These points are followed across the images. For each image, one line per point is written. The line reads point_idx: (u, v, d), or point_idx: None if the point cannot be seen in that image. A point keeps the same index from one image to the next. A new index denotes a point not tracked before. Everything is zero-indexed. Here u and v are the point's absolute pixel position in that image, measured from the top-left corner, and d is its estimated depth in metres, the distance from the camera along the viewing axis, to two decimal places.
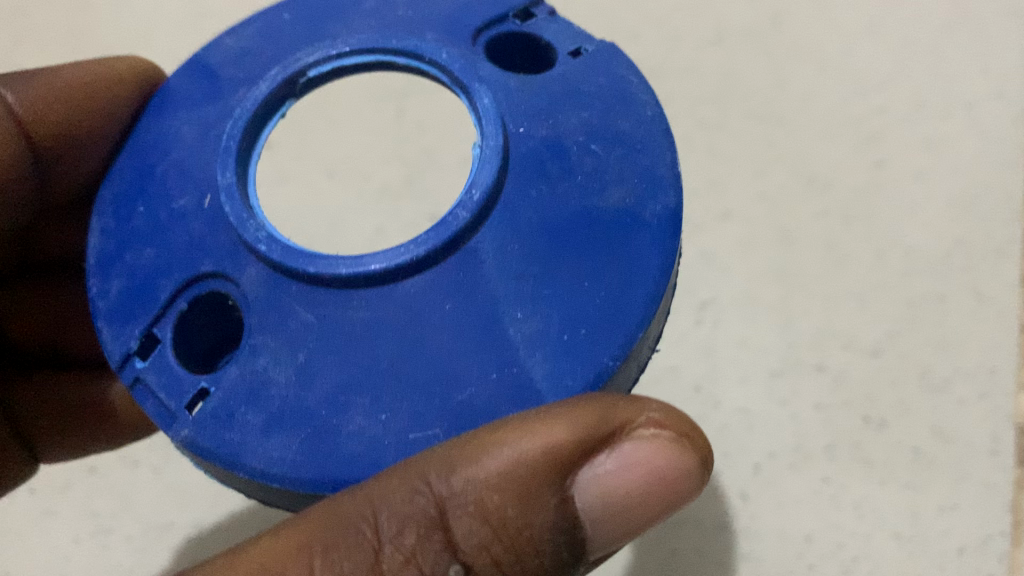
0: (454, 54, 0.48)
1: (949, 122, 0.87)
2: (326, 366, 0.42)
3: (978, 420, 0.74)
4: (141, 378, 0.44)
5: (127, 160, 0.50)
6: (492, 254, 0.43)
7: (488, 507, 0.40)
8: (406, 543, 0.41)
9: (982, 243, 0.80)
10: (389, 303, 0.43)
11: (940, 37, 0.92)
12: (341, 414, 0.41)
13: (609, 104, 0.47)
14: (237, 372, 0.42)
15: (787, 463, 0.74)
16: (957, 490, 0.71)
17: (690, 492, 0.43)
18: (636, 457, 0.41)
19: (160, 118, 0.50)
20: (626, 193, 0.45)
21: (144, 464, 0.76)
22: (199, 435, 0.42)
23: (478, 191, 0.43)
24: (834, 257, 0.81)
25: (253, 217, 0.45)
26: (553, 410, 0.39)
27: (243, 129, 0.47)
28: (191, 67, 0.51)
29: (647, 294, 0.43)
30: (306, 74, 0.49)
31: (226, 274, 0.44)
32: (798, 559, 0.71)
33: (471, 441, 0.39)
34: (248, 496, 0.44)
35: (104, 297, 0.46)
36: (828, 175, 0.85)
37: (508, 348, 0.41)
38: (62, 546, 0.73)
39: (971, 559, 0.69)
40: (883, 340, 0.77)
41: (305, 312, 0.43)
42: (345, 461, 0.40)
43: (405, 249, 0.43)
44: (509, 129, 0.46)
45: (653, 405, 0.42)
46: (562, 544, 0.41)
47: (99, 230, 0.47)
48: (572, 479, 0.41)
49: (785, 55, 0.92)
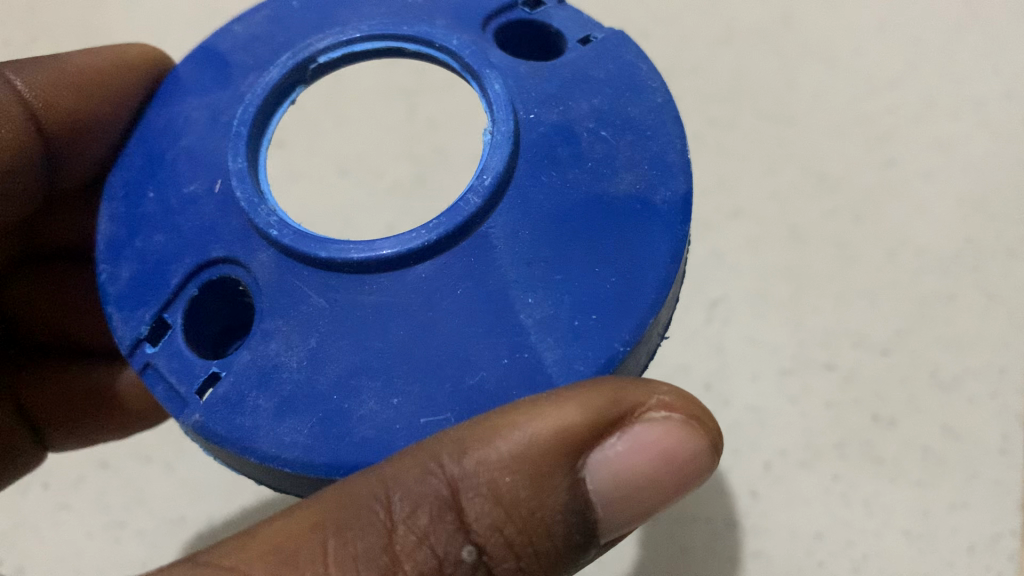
0: (464, 41, 0.49)
1: (959, 123, 0.87)
2: (336, 350, 0.42)
3: (987, 419, 0.73)
4: (151, 363, 0.44)
5: (137, 146, 0.50)
6: (503, 239, 0.43)
7: (501, 489, 0.40)
8: (419, 524, 0.41)
9: (992, 243, 0.80)
10: (400, 288, 0.43)
11: (952, 37, 0.92)
12: (353, 399, 0.41)
13: (619, 90, 0.48)
14: (249, 356, 0.43)
15: (797, 460, 0.74)
16: (966, 488, 0.71)
17: (699, 473, 0.43)
18: (647, 439, 0.41)
19: (170, 104, 0.50)
20: (636, 178, 0.45)
21: (158, 459, 0.77)
22: (210, 419, 0.42)
23: (489, 176, 0.43)
24: (845, 255, 0.81)
25: (264, 202, 0.45)
26: (565, 391, 0.39)
27: (253, 116, 0.48)
28: (199, 55, 0.51)
29: (658, 278, 0.43)
30: (316, 61, 0.50)
31: (237, 259, 0.45)
32: (809, 556, 0.71)
33: (484, 423, 0.39)
34: (258, 480, 0.44)
35: (114, 282, 0.46)
36: (838, 175, 0.85)
37: (520, 332, 0.41)
38: (76, 540, 0.74)
39: (981, 557, 0.69)
40: (894, 338, 0.77)
41: (317, 297, 0.43)
42: (358, 444, 0.40)
43: (416, 234, 0.43)
44: (520, 116, 0.46)
45: (663, 387, 0.42)
46: (574, 525, 0.41)
47: (108, 216, 0.48)
48: (584, 461, 0.41)
49: (796, 55, 0.92)
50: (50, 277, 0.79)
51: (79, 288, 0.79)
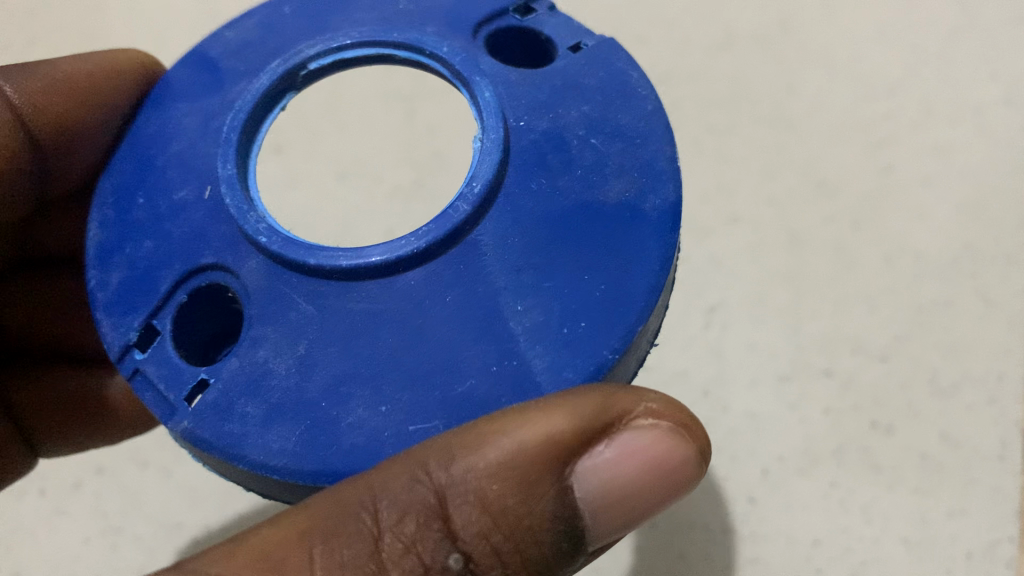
0: (455, 48, 0.49)
1: (957, 129, 0.87)
2: (325, 358, 0.42)
3: (985, 426, 0.73)
4: (140, 369, 0.44)
5: (127, 152, 0.50)
6: (493, 246, 0.43)
7: (489, 496, 0.40)
8: (407, 531, 0.40)
9: (991, 249, 0.80)
10: (389, 295, 0.43)
11: (951, 43, 0.92)
12: (341, 406, 0.41)
13: (609, 97, 0.48)
14: (238, 363, 0.42)
15: (795, 467, 0.74)
16: (965, 495, 0.71)
17: (688, 480, 0.43)
18: (635, 446, 0.41)
19: (161, 110, 0.50)
20: (625, 186, 0.45)
21: (155, 465, 0.77)
22: (198, 426, 0.42)
23: (478, 183, 0.43)
24: (843, 261, 0.81)
25: (254, 208, 0.45)
26: (553, 399, 0.39)
27: (244, 122, 0.48)
28: (191, 61, 0.52)
29: (648, 286, 0.43)
30: (307, 67, 0.50)
31: (227, 266, 0.45)
32: (807, 563, 0.70)
33: (471, 431, 0.39)
34: (247, 487, 0.44)
35: (103, 288, 0.46)
36: (836, 180, 0.85)
37: (509, 339, 0.41)
38: (74, 545, 0.74)
39: (980, 564, 0.69)
40: (892, 344, 0.77)
41: (305, 304, 0.43)
42: (346, 452, 0.40)
43: (406, 241, 0.43)
44: (510, 123, 0.46)
45: (652, 395, 0.42)
46: (562, 533, 0.41)
47: (98, 221, 0.48)
48: (572, 468, 0.41)
49: (794, 61, 0.92)
50: (50, 280, 0.79)
51: (79, 290, 0.79)
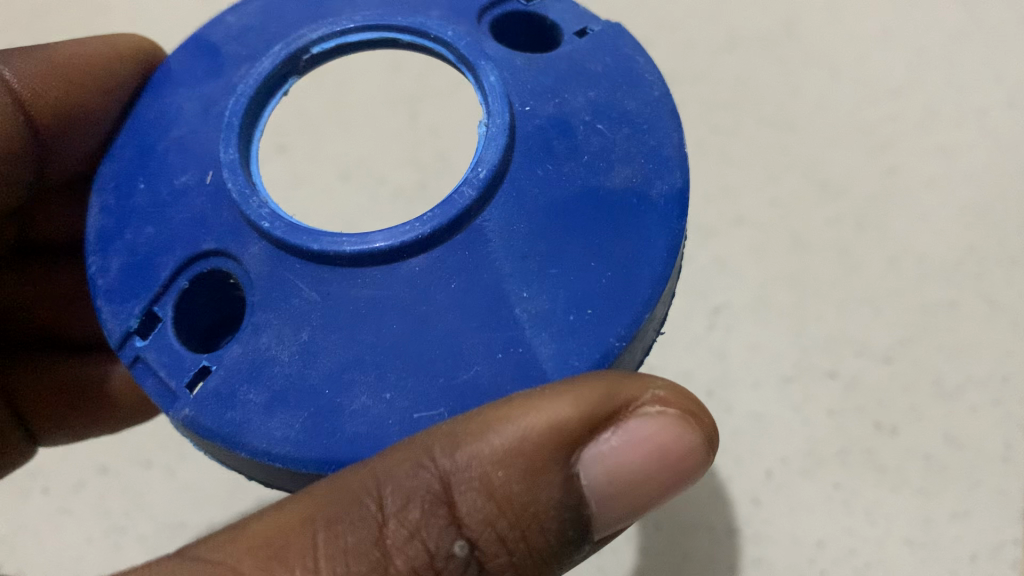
0: (459, 32, 0.48)
1: (961, 130, 0.86)
2: (328, 344, 0.41)
3: (989, 427, 0.73)
4: (141, 356, 0.44)
5: (128, 137, 0.49)
6: (499, 231, 0.43)
7: (494, 483, 0.40)
8: (410, 518, 0.40)
9: (994, 251, 0.80)
10: (394, 281, 0.42)
11: (955, 45, 0.91)
12: (344, 393, 0.40)
13: (615, 83, 0.47)
14: (240, 350, 0.42)
15: (799, 468, 0.73)
16: (969, 497, 0.70)
17: (694, 469, 0.42)
18: (642, 434, 0.40)
19: (161, 95, 0.50)
20: (632, 173, 0.44)
21: (157, 466, 0.76)
22: (199, 413, 0.41)
23: (483, 169, 0.43)
24: (847, 263, 0.81)
25: (256, 194, 0.45)
26: (559, 386, 0.39)
27: (246, 106, 0.47)
28: (192, 46, 0.51)
29: (654, 273, 0.42)
30: (309, 51, 0.49)
31: (228, 252, 0.44)
32: (810, 564, 0.70)
33: (477, 417, 0.38)
34: (248, 476, 0.43)
35: (103, 275, 0.45)
36: (841, 183, 0.84)
37: (514, 326, 0.41)
38: (74, 546, 0.73)
39: (984, 566, 0.68)
40: (896, 346, 0.77)
41: (309, 290, 0.42)
42: (349, 439, 0.39)
43: (411, 226, 0.42)
44: (516, 108, 0.46)
45: (658, 382, 0.41)
46: (568, 521, 0.41)
47: (98, 208, 0.47)
48: (578, 456, 0.40)
49: (797, 63, 0.92)
50: (56, 269, 0.78)
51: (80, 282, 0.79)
